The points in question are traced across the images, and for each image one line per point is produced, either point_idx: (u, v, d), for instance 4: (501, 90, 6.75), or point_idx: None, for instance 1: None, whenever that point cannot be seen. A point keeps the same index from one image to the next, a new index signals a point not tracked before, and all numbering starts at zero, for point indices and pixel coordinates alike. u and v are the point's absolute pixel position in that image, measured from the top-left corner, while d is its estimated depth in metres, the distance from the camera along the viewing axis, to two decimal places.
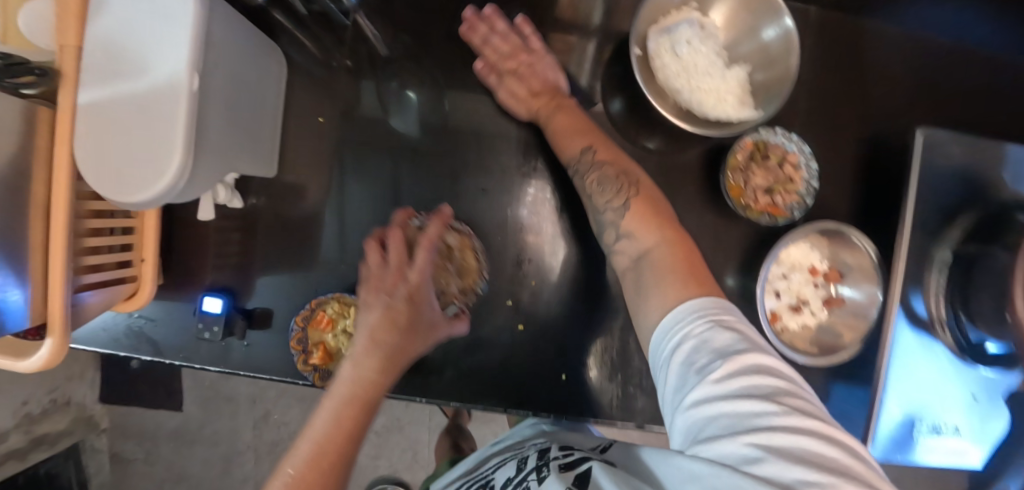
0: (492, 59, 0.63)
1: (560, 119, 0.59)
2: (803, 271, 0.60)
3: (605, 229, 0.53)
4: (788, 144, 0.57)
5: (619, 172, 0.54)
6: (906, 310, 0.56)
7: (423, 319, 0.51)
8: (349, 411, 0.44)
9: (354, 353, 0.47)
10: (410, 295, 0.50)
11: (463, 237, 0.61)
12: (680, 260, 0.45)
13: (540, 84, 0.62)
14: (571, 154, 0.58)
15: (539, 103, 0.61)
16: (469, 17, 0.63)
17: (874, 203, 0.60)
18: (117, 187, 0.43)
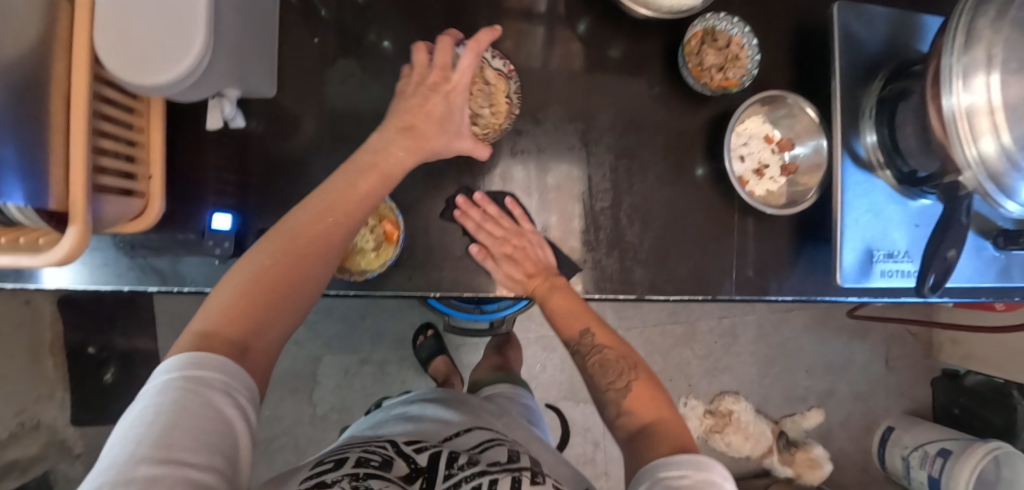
0: (488, 244, 0.65)
1: (558, 302, 0.67)
2: (760, 139, 0.69)
3: (608, 405, 0.63)
4: (731, 28, 0.67)
5: (620, 356, 0.65)
6: (849, 154, 0.66)
7: (452, 121, 0.62)
8: (367, 183, 0.58)
9: (387, 129, 0.61)
10: (445, 83, 0.61)
11: (501, 77, 0.67)
12: (674, 436, 0.55)
13: (533, 266, 0.68)
14: (570, 336, 0.68)
15: (533, 284, 0.68)
16: (461, 203, 0.65)
17: (810, 76, 0.70)
18: (141, 67, 0.45)
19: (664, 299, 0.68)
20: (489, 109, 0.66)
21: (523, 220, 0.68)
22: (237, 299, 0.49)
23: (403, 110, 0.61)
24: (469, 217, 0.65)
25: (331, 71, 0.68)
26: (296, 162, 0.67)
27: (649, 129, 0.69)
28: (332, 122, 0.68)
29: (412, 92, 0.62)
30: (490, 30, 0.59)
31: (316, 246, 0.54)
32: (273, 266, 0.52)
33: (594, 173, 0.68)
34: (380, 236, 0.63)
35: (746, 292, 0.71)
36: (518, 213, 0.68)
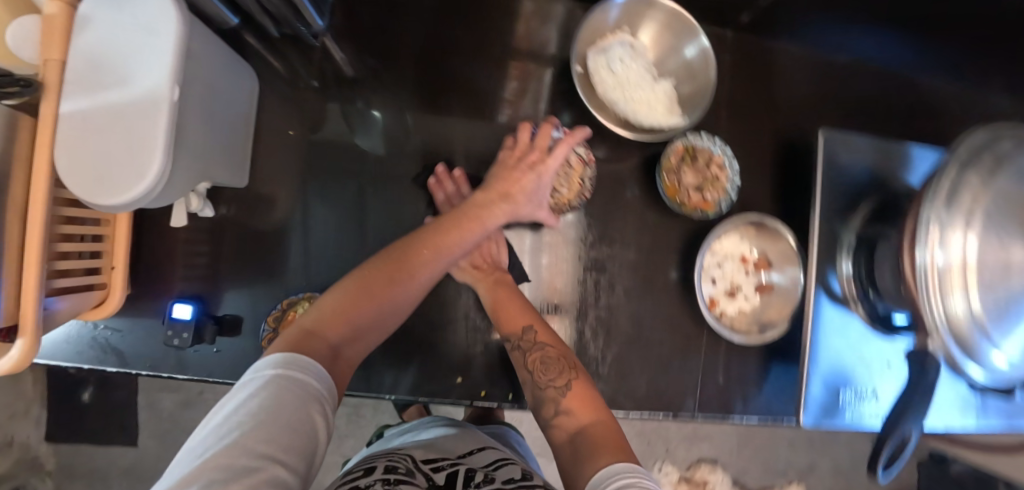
0: (443, 210, 0.67)
1: (500, 298, 0.62)
2: (735, 260, 0.68)
3: (543, 405, 0.54)
4: (712, 148, 0.66)
5: (560, 354, 0.57)
6: (825, 289, 0.64)
7: (537, 194, 0.62)
8: (469, 228, 0.58)
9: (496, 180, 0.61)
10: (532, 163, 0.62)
11: (581, 161, 0.66)
12: (612, 438, 0.47)
13: (483, 258, 0.65)
14: (511, 329, 0.59)
15: (478, 273, 0.64)
16: (440, 173, 0.68)
17: (790, 198, 0.71)
18: (98, 187, 0.46)
19: (625, 415, 0.67)
20: (567, 187, 0.66)
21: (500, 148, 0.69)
22: (342, 309, 0.49)
23: (500, 177, 0.61)
24: (441, 187, 0.68)
25: (312, 157, 0.69)
26: (267, 246, 0.67)
27: (622, 238, 0.68)
28: (307, 208, 0.69)
29: (512, 165, 0.62)
30: (581, 128, 0.61)
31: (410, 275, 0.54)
32: (373, 289, 0.51)
33: (563, 280, 0.67)
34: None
35: (710, 411, 0.69)
36: None
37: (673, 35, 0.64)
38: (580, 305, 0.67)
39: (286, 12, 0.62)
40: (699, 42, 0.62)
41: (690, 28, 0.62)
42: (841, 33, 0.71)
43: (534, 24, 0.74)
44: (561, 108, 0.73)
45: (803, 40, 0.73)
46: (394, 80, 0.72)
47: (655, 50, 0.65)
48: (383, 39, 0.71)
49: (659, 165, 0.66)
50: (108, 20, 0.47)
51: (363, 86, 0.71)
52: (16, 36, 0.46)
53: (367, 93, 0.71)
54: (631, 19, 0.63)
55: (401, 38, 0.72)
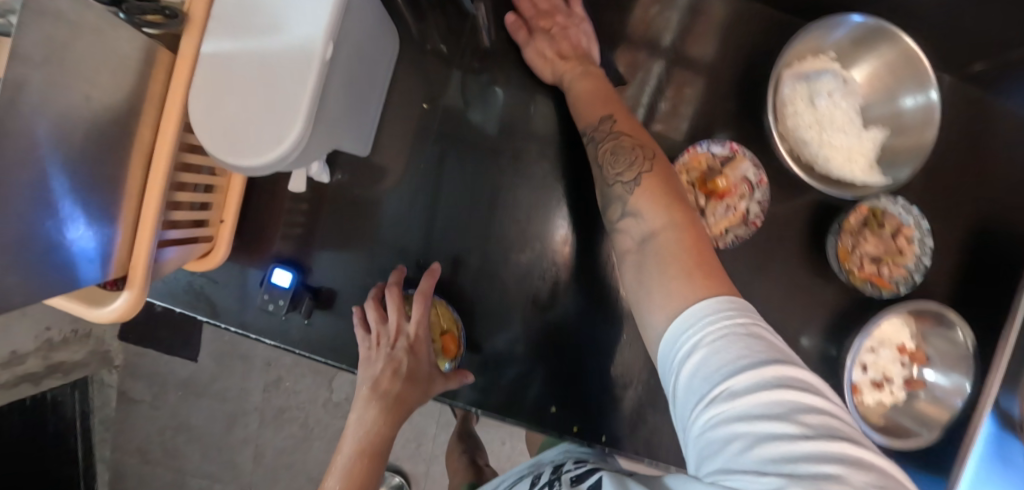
0: (527, 17, 0.61)
1: (581, 89, 0.56)
2: (892, 348, 0.57)
3: (610, 204, 0.49)
4: (905, 216, 0.54)
5: (637, 143, 0.49)
6: (997, 411, 0.53)
7: (422, 371, 0.57)
8: (358, 475, 0.55)
9: (363, 411, 0.57)
10: (413, 378, 0.57)
11: (732, 179, 0.52)
12: (687, 248, 0.41)
13: (570, 46, 0.58)
14: (587, 119, 0.54)
15: (564, 65, 0.58)
16: None
17: (977, 296, 0.57)
18: (228, 145, 0.41)
19: None
20: (714, 221, 0.52)
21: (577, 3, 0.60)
22: None
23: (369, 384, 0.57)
24: None
25: (432, 136, 0.63)
26: (371, 223, 0.62)
27: (763, 297, 0.59)
28: (419, 191, 0.63)
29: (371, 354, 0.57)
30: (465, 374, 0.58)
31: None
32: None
33: None
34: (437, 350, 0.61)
35: None
36: None
37: (892, 81, 0.52)
38: None
39: None
40: (927, 94, 0.50)
41: (920, 77, 0.50)
42: None
43: (708, 18, 0.60)
44: (721, 128, 0.60)
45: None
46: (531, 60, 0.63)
47: (870, 91, 0.53)
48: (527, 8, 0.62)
49: (834, 223, 0.55)
50: None
51: (497, 65, 0.63)
52: None
53: (502, 70, 0.63)
54: (847, 50, 0.53)
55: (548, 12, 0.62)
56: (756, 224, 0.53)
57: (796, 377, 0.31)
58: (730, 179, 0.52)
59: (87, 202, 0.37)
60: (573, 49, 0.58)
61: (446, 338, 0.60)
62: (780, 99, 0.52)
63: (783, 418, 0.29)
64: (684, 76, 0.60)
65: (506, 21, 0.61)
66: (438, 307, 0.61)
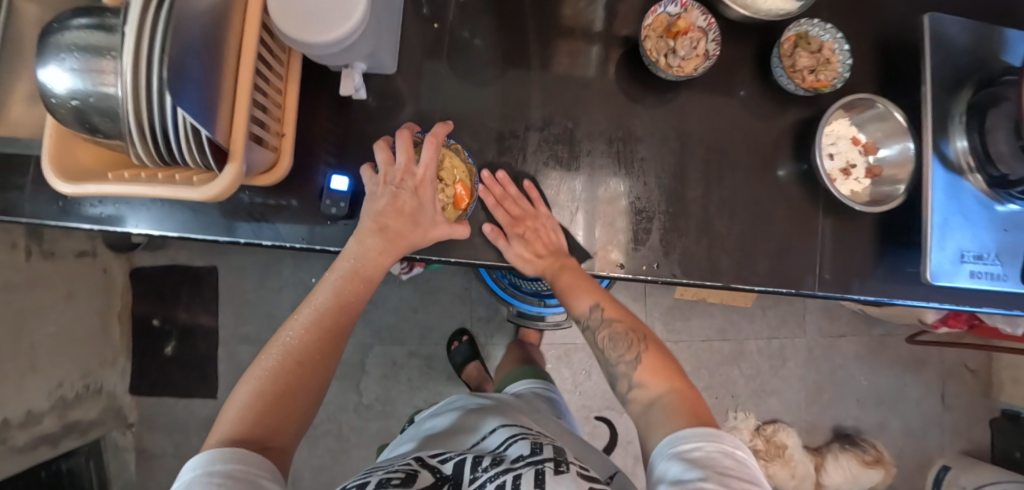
0: (501, 223, 0.69)
1: (567, 278, 0.70)
2: (847, 140, 0.71)
3: (619, 379, 0.66)
4: (823, 35, 0.69)
5: (628, 330, 0.68)
6: (941, 158, 0.67)
7: (426, 215, 0.65)
8: (350, 290, 0.63)
9: (365, 243, 0.63)
10: (417, 217, 0.64)
11: (689, 23, 0.66)
12: (686, 404, 0.59)
13: (542, 246, 0.70)
14: (581, 309, 0.70)
15: (542, 262, 0.71)
16: (486, 179, 0.69)
17: (897, 86, 0.72)
18: (306, 26, 0.50)
19: (750, 289, 0.70)
20: (684, 57, 0.65)
21: (540, 203, 0.69)
22: (250, 411, 0.53)
23: (369, 214, 0.63)
24: (489, 191, 0.69)
25: (438, 48, 0.71)
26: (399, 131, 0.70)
27: (737, 127, 0.73)
28: (435, 99, 0.71)
29: (381, 192, 0.63)
30: (463, 227, 0.67)
31: (335, 330, 0.61)
32: (289, 363, 0.57)
33: (687, 163, 0.70)
34: (449, 198, 0.68)
35: (828, 289, 0.73)
36: (535, 195, 0.69)
37: None
38: (699, 186, 0.70)
39: None
40: None
41: None
42: None
43: None
44: None
45: None
46: None
47: None
48: None
49: (773, 53, 0.70)
50: None
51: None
52: None
53: None
54: None
55: None
56: (716, 55, 0.66)
57: None
58: (688, 23, 0.66)
59: (196, 70, 0.45)
60: (547, 248, 0.71)
61: (457, 186, 0.68)
62: None
63: None
64: None
65: (482, 232, 0.69)
66: (453, 155, 0.68)
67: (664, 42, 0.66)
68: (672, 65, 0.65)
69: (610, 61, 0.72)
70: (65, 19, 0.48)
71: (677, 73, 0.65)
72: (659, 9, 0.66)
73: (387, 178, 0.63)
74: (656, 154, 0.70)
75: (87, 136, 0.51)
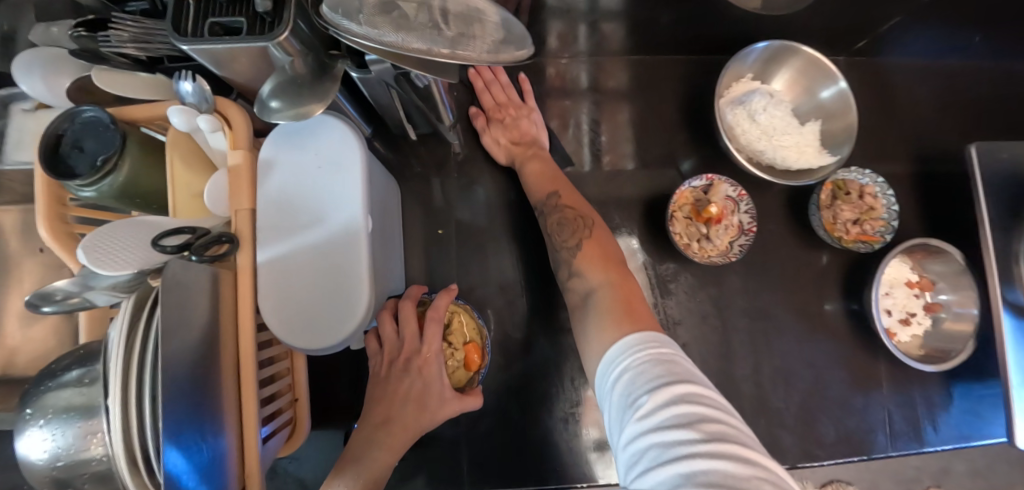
0: (486, 107, 0.69)
1: (531, 168, 0.64)
2: (902, 286, 0.65)
3: (560, 266, 0.58)
4: (861, 178, 0.64)
5: (578, 215, 0.58)
6: (1010, 307, 0.60)
7: (435, 392, 0.50)
8: None
9: (370, 441, 0.48)
10: (422, 400, 0.50)
11: (718, 201, 0.60)
12: (621, 300, 0.49)
13: (520, 135, 0.67)
14: (536, 197, 0.62)
15: (516, 151, 0.66)
16: (480, 65, 0.69)
17: (945, 217, 0.66)
18: (309, 334, 0.45)
19: (817, 463, 0.63)
20: (720, 241, 0.59)
21: (529, 97, 0.70)
22: None
23: (373, 398, 0.50)
24: (481, 77, 0.69)
25: (446, 248, 0.67)
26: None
27: (779, 281, 0.66)
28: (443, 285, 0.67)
29: (385, 375, 0.50)
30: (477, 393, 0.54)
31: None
32: None
33: (729, 333, 0.64)
34: (459, 363, 0.55)
35: (902, 445, 0.66)
36: (527, 88, 0.70)
37: (807, 81, 0.63)
38: (745, 357, 0.64)
39: (421, 114, 0.61)
40: (837, 84, 0.61)
41: (826, 71, 0.61)
42: (943, 43, 0.67)
43: (639, 76, 0.71)
44: (686, 158, 0.70)
45: (909, 54, 0.69)
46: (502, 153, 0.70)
47: (791, 94, 0.64)
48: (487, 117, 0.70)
49: (811, 203, 0.64)
50: (294, 163, 0.47)
51: (473, 169, 0.69)
52: (212, 196, 0.46)
53: (483, 172, 0.69)
54: (760, 69, 0.64)
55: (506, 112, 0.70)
56: (751, 228, 0.60)
57: (722, 415, 0.34)
58: (718, 203, 0.60)
59: (199, 441, 0.39)
60: (522, 136, 0.67)
61: (469, 349, 0.55)
62: (727, 125, 0.61)
63: (688, 429, 0.32)
64: (628, 125, 0.70)
65: (470, 114, 0.69)
66: (462, 314, 0.57)
67: (694, 225, 0.59)
68: (706, 252, 0.59)
69: (630, 230, 0.66)
70: (48, 375, 0.43)
71: (712, 260, 0.58)
72: (685, 191, 0.60)
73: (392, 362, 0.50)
74: (694, 328, 0.64)
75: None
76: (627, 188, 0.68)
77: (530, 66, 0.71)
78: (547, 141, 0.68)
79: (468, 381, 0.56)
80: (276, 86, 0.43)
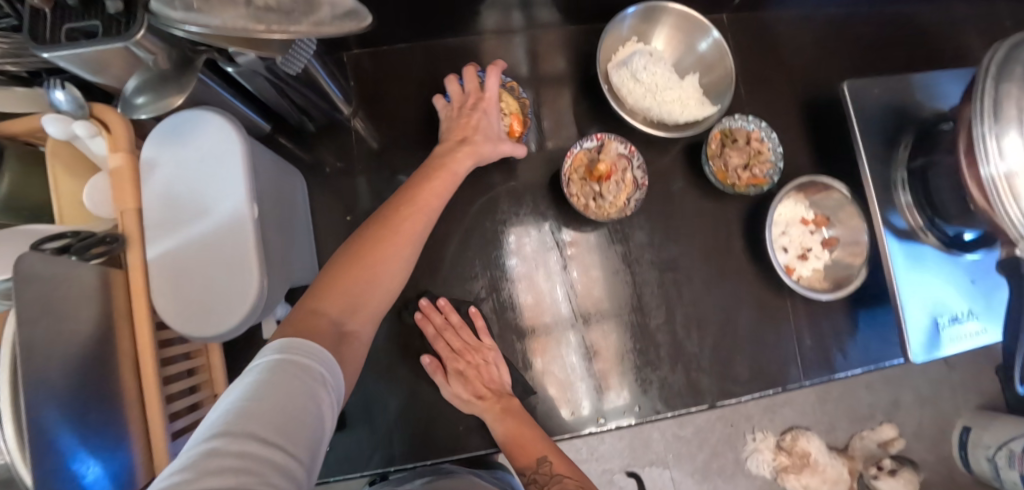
0: (442, 357, 0.62)
1: (511, 428, 0.58)
2: (798, 225, 0.69)
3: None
4: (747, 125, 0.68)
5: (581, 487, 0.51)
6: (890, 230, 0.65)
7: (492, 128, 0.60)
8: (437, 186, 0.55)
9: (448, 150, 0.58)
10: (488, 129, 0.59)
11: (611, 158, 0.62)
12: None
13: (484, 386, 0.61)
14: (523, 464, 0.55)
15: (484, 405, 0.60)
16: (424, 306, 0.64)
17: (831, 153, 0.72)
18: (202, 322, 0.47)
19: (736, 400, 0.67)
20: (615, 198, 0.62)
21: (484, 332, 0.64)
22: (340, 279, 0.46)
23: (449, 129, 0.60)
24: (427, 319, 0.63)
25: None
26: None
27: (686, 233, 0.69)
28: None
29: (456, 115, 0.61)
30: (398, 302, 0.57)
31: (425, 221, 0.53)
32: (385, 232, 0.50)
33: (642, 287, 0.67)
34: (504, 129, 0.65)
35: (815, 374, 0.69)
36: (480, 323, 0.63)
37: (686, 36, 0.66)
38: (661, 309, 0.67)
39: (316, 105, 0.62)
40: (710, 35, 0.65)
41: (700, 25, 0.65)
42: None
43: (537, 49, 0.72)
44: (589, 123, 0.72)
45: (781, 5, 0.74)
46: (407, 135, 0.70)
47: (672, 51, 0.67)
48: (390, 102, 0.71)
49: (702, 154, 0.67)
50: (173, 159, 0.48)
51: (381, 153, 0.70)
52: (93, 197, 0.46)
53: (392, 157, 0.70)
54: (641, 28, 0.66)
55: (408, 95, 0.71)
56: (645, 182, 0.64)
57: None
58: (608, 160, 0.62)
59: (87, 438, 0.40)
60: (487, 386, 0.62)
61: (513, 117, 0.65)
62: (614, 87, 0.64)
63: None
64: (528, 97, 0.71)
65: (422, 363, 0.61)
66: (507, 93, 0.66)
67: (587, 185, 0.62)
68: (609, 212, 0.61)
69: (539, 199, 0.68)
70: None
71: (610, 216, 0.61)
72: (573, 152, 0.63)
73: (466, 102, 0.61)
74: (607, 284, 0.67)
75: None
76: (535, 160, 0.70)
77: (427, 49, 0.71)
78: (512, 380, 0.64)
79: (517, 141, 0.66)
80: (140, 82, 0.43)
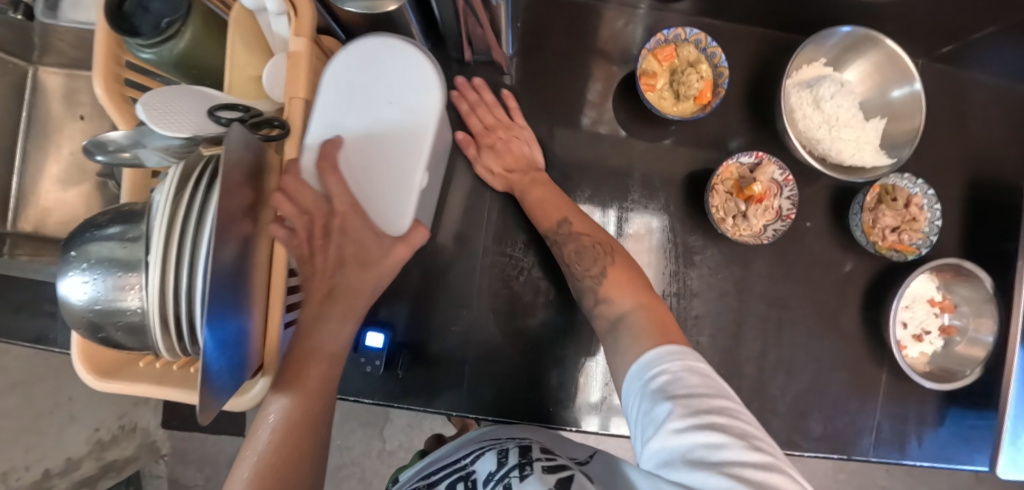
0: (475, 132, 0.65)
1: (535, 195, 0.62)
2: (924, 304, 0.65)
3: (585, 295, 0.57)
4: (912, 187, 0.63)
5: (596, 241, 0.57)
6: None
7: (370, 250, 0.48)
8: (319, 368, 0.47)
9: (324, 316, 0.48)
10: (364, 262, 0.48)
11: (764, 182, 0.60)
12: (654, 322, 0.48)
13: (514, 159, 0.64)
14: (547, 226, 0.60)
15: (514, 178, 0.64)
16: (460, 84, 0.66)
17: (983, 242, 0.67)
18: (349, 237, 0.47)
19: (799, 453, 0.65)
20: (756, 222, 0.60)
21: (516, 112, 0.66)
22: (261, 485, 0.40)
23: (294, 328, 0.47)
24: (465, 97, 0.66)
25: (479, 193, 0.67)
26: (451, 264, 0.65)
27: (805, 277, 0.66)
28: (474, 217, 0.66)
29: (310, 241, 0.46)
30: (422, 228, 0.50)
31: (314, 418, 0.45)
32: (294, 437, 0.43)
33: (745, 318, 0.65)
34: (694, 91, 0.60)
35: (884, 453, 0.67)
36: (512, 104, 0.66)
37: (882, 77, 0.61)
38: (755, 342, 0.65)
39: (482, 41, 0.59)
40: (911, 85, 0.59)
41: (903, 70, 0.59)
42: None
43: None
44: (739, 137, 0.67)
45: (986, 69, 0.66)
46: (550, 94, 0.67)
47: (862, 86, 0.63)
48: (543, 55, 0.67)
49: (854, 202, 0.63)
50: (347, 63, 0.47)
51: (521, 107, 0.67)
52: (271, 79, 0.47)
53: (529, 112, 0.67)
54: (837, 55, 0.62)
55: (564, 54, 0.67)
56: (791, 215, 0.61)
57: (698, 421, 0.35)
58: (762, 182, 0.60)
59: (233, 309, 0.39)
60: (517, 160, 0.64)
61: (705, 83, 0.60)
62: (790, 106, 0.60)
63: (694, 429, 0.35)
64: None
65: (456, 139, 0.66)
66: (706, 59, 0.61)
67: (731, 201, 0.59)
68: (745, 235, 0.59)
69: (665, 199, 0.66)
70: (96, 224, 0.44)
71: (749, 240, 0.59)
72: (729, 163, 0.60)
73: (665, 61, 0.61)
74: (710, 303, 0.65)
75: (96, 344, 0.45)
76: (674, 157, 0.67)
77: (597, 12, 0.67)
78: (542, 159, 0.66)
79: (698, 113, 0.61)
80: None
